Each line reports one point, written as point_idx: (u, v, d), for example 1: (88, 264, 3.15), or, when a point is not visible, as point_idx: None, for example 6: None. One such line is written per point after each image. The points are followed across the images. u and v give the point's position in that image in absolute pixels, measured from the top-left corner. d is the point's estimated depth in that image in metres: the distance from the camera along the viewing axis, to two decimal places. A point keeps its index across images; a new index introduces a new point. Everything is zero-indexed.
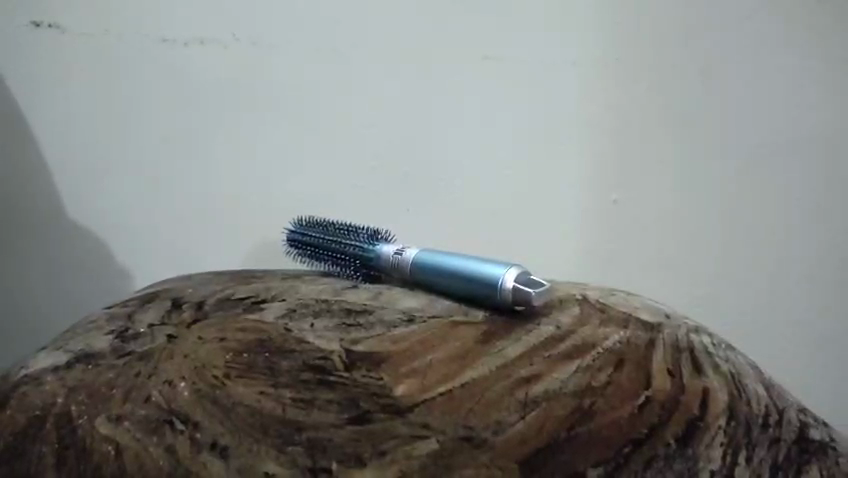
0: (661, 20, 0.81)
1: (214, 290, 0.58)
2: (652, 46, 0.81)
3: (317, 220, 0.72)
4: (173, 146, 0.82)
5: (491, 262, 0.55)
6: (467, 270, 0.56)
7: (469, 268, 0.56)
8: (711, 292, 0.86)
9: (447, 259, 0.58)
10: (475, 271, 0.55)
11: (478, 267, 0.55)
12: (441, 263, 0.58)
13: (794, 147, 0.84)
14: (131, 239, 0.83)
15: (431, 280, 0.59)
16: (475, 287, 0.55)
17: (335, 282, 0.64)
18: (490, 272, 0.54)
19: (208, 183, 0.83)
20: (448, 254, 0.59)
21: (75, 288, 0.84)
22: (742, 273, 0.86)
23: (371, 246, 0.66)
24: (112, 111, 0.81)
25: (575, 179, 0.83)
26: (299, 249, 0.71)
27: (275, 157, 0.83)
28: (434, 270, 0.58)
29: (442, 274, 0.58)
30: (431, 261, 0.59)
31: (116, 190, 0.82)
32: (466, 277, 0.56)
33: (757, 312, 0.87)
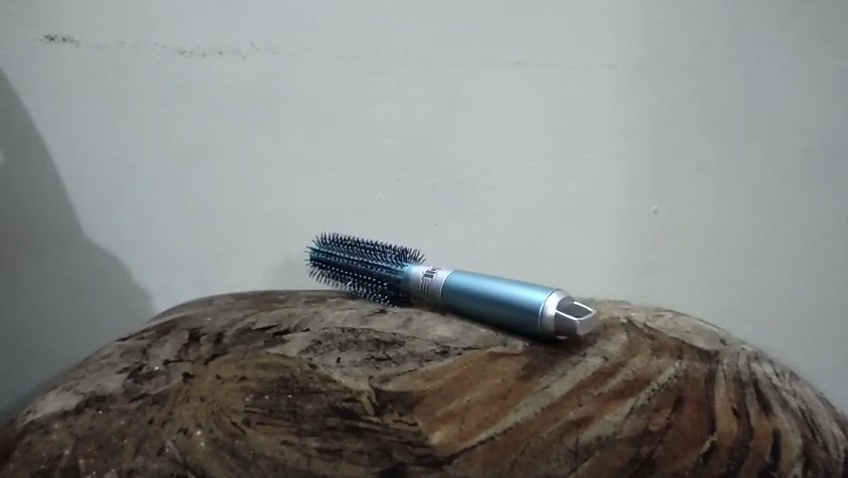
0: (704, 17, 0.76)
1: (234, 318, 0.55)
2: (695, 45, 0.76)
3: (342, 238, 0.69)
4: (191, 161, 0.79)
5: (531, 287, 0.51)
6: (505, 295, 0.51)
7: (507, 293, 0.51)
8: (758, 307, 0.81)
9: (482, 283, 0.54)
10: (513, 297, 0.51)
11: (517, 292, 0.51)
12: (476, 288, 0.54)
13: None
14: (150, 259, 0.81)
15: (465, 306, 0.55)
16: (514, 315, 0.50)
17: (362, 307, 0.60)
18: (530, 299, 0.50)
19: (227, 199, 0.80)
20: (484, 278, 0.55)
21: (94, 309, 0.81)
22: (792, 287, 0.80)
23: (400, 267, 0.62)
24: (129, 127, 0.78)
25: (612, 189, 0.79)
26: (323, 269, 0.67)
27: (296, 171, 0.79)
28: (469, 295, 0.54)
29: (478, 299, 0.53)
30: (465, 285, 0.55)
31: (134, 208, 0.80)
32: (504, 304, 0.51)
33: (809, 329, 0.81)
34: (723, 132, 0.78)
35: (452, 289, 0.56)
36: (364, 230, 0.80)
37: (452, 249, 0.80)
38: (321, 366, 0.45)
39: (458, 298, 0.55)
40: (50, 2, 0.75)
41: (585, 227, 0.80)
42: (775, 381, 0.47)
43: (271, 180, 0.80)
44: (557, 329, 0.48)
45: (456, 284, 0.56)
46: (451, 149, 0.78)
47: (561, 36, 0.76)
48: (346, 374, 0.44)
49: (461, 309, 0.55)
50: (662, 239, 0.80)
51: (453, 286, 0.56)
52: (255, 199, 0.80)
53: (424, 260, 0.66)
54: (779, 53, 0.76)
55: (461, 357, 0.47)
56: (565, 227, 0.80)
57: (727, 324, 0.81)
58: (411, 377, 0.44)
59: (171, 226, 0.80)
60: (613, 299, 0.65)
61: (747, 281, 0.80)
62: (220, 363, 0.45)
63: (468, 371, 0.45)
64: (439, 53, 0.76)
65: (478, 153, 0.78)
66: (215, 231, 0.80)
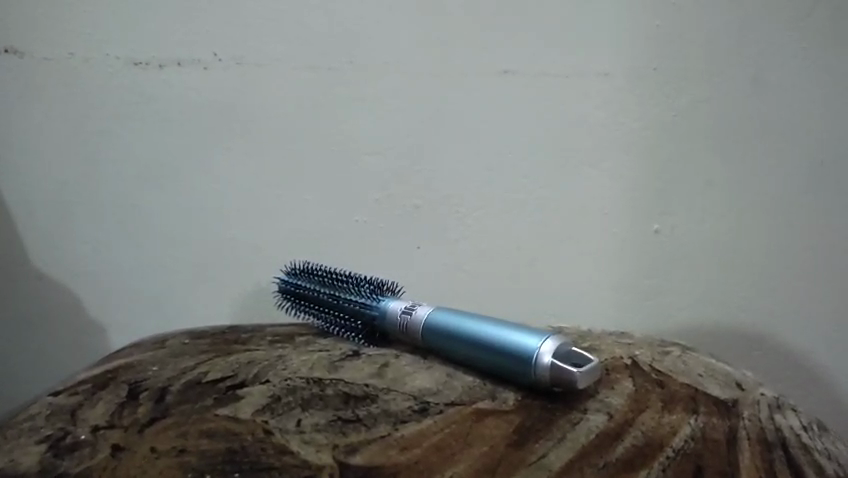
0: (706, 21, 0.70)
1: (184, 367, 0.48)
2: (696, 52, 0.70)
3: (312, 266, 0.62)
4: (149, 182, 0.72)
5: (524, 330, 0.44)
6: (495, 339, 0.45)
7: (497, 337, 0.45)
8: (766, 332, 0.75)
9: (468, 323, 0.47)
10: (503, 341, 0.44)
11: (507, 336, 0.44)
12: (462, 329, 0.47)
13: None
14: (106, 289, 0.74)
15: (449, 349, 0.48)
16: (505, 363, 0.44)
17: (333, 348, 0.54)
18: (522, 344, 0.43)
19: (189, 223, 0.73)
20: (470, 317, 0.48)
21: (43, 344, 0.74)
22: (802, 313, 0.75)
23: (376, 302, 0.55)
24: (78, 145, 0.71)
25: (609, 208, 0.72)
26: (291, 302, 0.60)
27: (265, 192, 0.72)
28: (454, 337, 0.47)
29: (464, 343, 0.47)
30: (449, 325, 0.48)
31: (86, 233, 0.73)
32: (493, 349, 0.45)
33: (820, 358, 0.76)
34: (728, 145, 0.72)
35: (435, 329, 0.49)
36: (340, 255, 0.73)
37: (436, 275, 0.74)
38: (277, 433, 0.38)
39: (442, 340, 0.48)
40: None
41: (581, 249, 0.73)
42: (805, 439, 0.41)
43: (238, 201, 0.73)
44: (553, 380, 0.42)
45: (439, 324, 0.49)
46: (434, 166, 0.72)
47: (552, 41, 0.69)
48: (305, 443, 0.37)
49: (445, 353, 0.48)
50: (664, 259, 0.73)
51: (436, 326, 0.49)
52: (220, 222, 0.73)
53: (403, 291, 0.59)
54: (787, 60, 0.70)
55: (442, 416, 0.40)
56: (559, 249, 0.74)
57: (735, 352, 0.75)
58: (383, 447, 0.37)
59: (128, 252, 0.73)
60: (609, 331, 0.60)
61: (753, 305, 0.75)
62: (158, 432, 0.39)
63: (449, 437, 0.38)
64: (419, 62, 0.70)
65: (463, 170, 0.72)
66: (177, 259, 0.73)
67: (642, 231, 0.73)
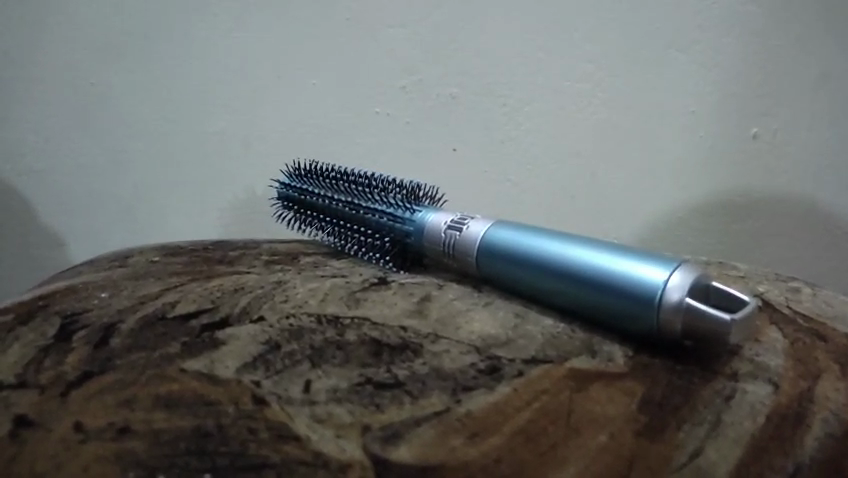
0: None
1: (142, 296, 0.34)
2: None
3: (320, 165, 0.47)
4: (112, 62, 0.58)
5: (637, 254, 0.30)
6: (593, 268, 0.30)
7: (596, 265, 0.30)
8: None
9: (549, 244, 0.33)
10: (607, 271, 0.30)
11: (613, 264, 0.30)
12: (541, 253, 0.33)
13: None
14: (66, 194, 0.60)
15: (522, 281, 0.34)
16: (610, 303, 0.30)
17: (351, 274, 0.40)
18: (636, 276, 0.29)
19: (167, 113, 0.58)
20: (554, 235, 0.33)
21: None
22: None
23: (411, 215, 0.40)
24: (22, 15, 0.57)
25: (701, 105, 0.55)
26: (296, 213, 0.46)
27: (261, 75, 0.57)
28: (529, 264, 0.33)
29: (545, 272, 0.32)
30: (521, 247, 0.34)
31: (38, 125, 0.59)
32: (590, 282, 0.30)
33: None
34: None
35: (500, 252, 0.35)
36: (353, 156, 0.58)
37: (474, 184, 0.59)
38: (275, 404, 0.26)
39: (511, 267, 0.34)
40: None
41: (659, 155, 0.57)
42: None
43: (226, 85, 0.58)
44: (686, 332, 0.27)
45: (505, 246, 0.35)
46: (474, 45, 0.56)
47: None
48: (317, 423, 0.26)
49: (516, 286, 0.34)
50: (764, 166, 0.55)
51: (501, 248, 0.35)
52: (205, 113, 0.58)
53: (444, 200, 0.44)
54: None
55: (522, 380, 0.27)
56: (633, 151, 0.57)
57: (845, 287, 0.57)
58: (443, 433, 0.25)
59: (90, 150, 0.59)
60: (708, 261, 0.45)
61: None
62: (92, 396, 0.27)
63: (534, 416, 0.26)
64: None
65: (512, 52, 0.56)
66: (152, 159, 0.59)
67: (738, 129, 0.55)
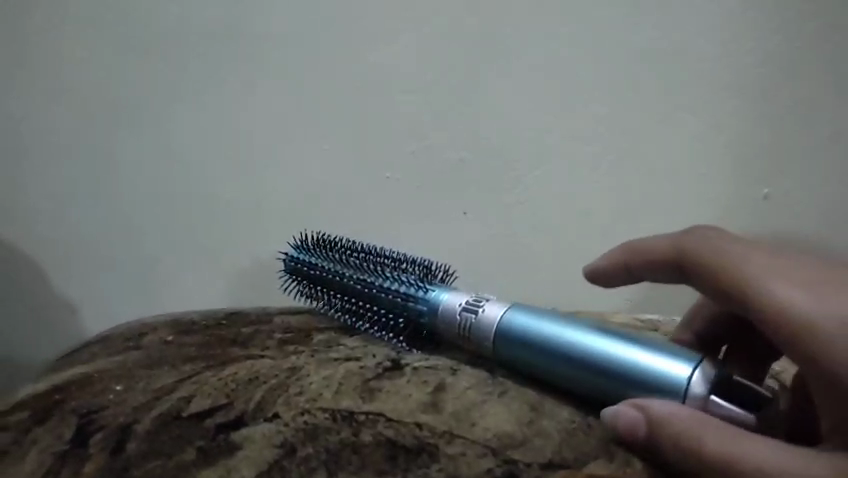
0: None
1: (158, 390, 0.35)
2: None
3: (328, 239, 0.47)
4: (128, 132, 0.59)
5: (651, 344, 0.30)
6: (612, 360, 0.31)
7: (615, 357, 0.31)
8: None
9: (564, 332, 0.33)
10: (627, 363, 0.30)
11: (631, 356, 0.30)
12: (556, 342, 0.33)
13: None
14: (82, 262, 0.61)
15: (536, 368, 0.34)
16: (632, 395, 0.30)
17: (365, 357, 0.39)
18: (658, 369, 0.29)
19: (181, 179, 0.59)
20: (562, 320, 0.34)
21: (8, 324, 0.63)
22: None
23: (424, 295, 0.40)
24: (36, 89, 0.59)
25: (708, 166, 0.55)
26: (303, 285, 0.45)
27: (270, 139, 0.58)
28: (545, 353, 0.33)
29: (562, 362, 0.32)
30: (535, 334, 0.34)
31: (57, 196, 0.60)
32: (611, 376, 0.31)
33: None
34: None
35: (512, 338, 0.35)
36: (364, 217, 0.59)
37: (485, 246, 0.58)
38: None
39: (526, 354, 0.34)
40: None
41: (672, 218, 0.56)
42: None
43: (238, 151, 0.58)
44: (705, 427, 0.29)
45: (520, 333, 0.34)
46: (480, 108, 0.56)
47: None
48: None
49: (528, 371, 0.34)
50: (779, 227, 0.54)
51: (515, 335, 0.34)
52: (216, 178, 0.59)
53: (453, 276, 0.45)
54: None
55: None
56: (645, 214, 0.57)
57: None
58: None
59: (107, 218, 0.60)
60: None
61: None
62: None
63: None
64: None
65: (517, 115, 0.56)
66: (163, 224, 0.60)
67: (750, 190, 0.55)
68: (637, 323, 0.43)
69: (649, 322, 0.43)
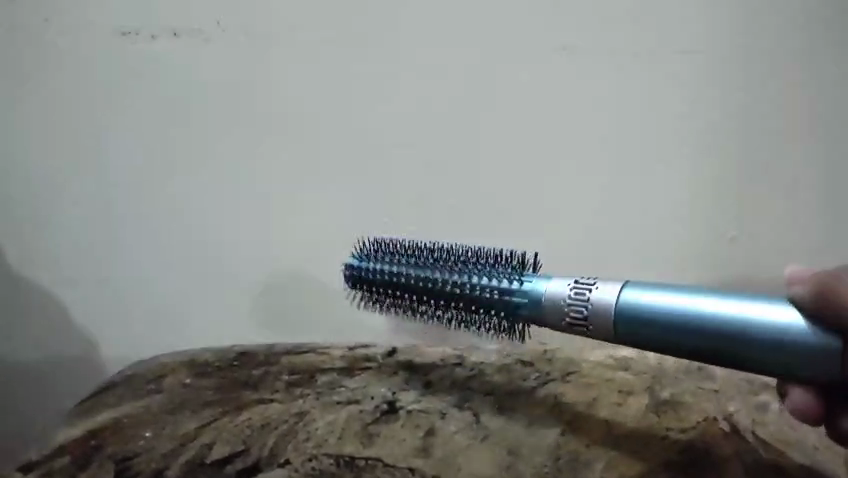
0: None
1: (182, 436, 0.43)
2: (793, 18, 0.58)
3: (399, 245, 0.46)
4: (139, 177, 0.61)
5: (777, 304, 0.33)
6: (756, 330, 0.33)
7: (754, 324, 0.33)
8: None
9: (684, 304, 0.35)
10: (767, 331, 0.33)
11: (772, 323, 0.33)
12: (683, 316, 0.35)
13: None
14: (88, 299, 0.63)
15: (677, 341, 0.35)
16: (780, 360, 0.33)
17: (366, 400, 0.45)
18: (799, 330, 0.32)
19: (189, 220, 0.62)
20: (685, 291, 0.36)
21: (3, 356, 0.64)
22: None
23: (520, 288, 0.40)
24: (52, 126, 0.60)
25: (683, 214, 0.61)
26: (367, 293, 0.46)
27: (277, 187, 0.61)
28: (674, 327, 0.35)
29: (692, 334, 0.34)
30: (660, 311, 0.35)
31: (68, 237, 0.62)
32: (739, 335, 0.33)
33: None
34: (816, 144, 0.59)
35: (650, 315, 0.36)
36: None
37: None
38: None
39: (652, 332, 0.36)
40: None
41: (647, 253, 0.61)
42: None
43: (244, 194, 0.61)
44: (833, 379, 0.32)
45: (643, 311, 0.36)
46: (476, 157, 0.60)
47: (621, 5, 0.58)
48: None
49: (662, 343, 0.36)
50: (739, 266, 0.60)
51: (638, 316, 0.36)
52: (224, 221, 0.61)
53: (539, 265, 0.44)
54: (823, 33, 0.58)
55: None
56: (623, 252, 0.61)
57: None
58: None
59: (117, 257, 0.62)
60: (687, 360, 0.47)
61: None
62: None
63: None
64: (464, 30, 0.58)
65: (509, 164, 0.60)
66: (171, 264, 0.62)
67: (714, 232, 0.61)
68: (612, 361, 0.47)
69: (622, 361, 0.47)
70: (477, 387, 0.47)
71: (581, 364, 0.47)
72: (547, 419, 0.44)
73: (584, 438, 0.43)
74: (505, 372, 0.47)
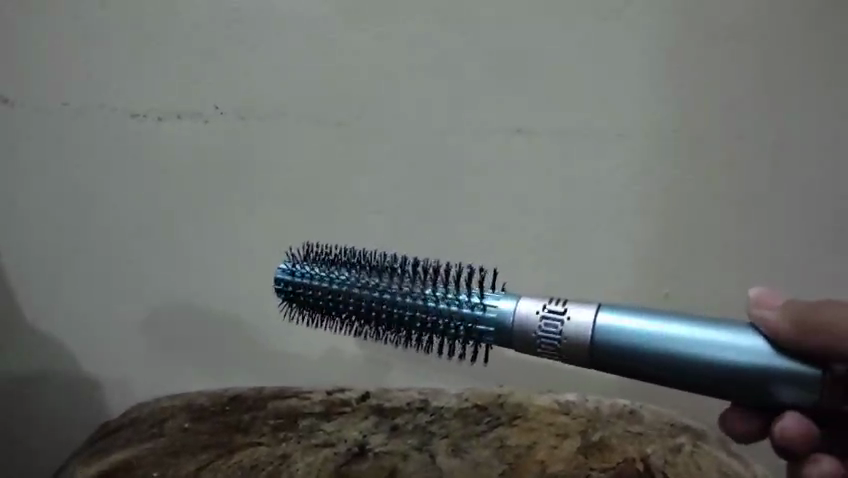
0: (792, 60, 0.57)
1: (185, 476, 0.51)
2: (761, 91, 0.58)
3: (351, 258, 0.43)
4: (145, 238, 0.69)
5: (734, 328, 0.35)
6: (716, 356, 0.34)
7: (716, 350, 0.34)
8: None
9: (659, 330, 0.35)
10: (725, 357, 0.34)
11: (729, 350, 0.34)
12: (657, 342, 0.35)
13: (821, 212, 0.60)
14: (100, 344, 0.72)
15: (651, 367, 0.35)
16: (733, 385, 0.34)
17: (339, 442, 0.53)
18: (750, 356, 0.34)
19: (188, 275, 0.69)
20: (659, 316, 0.36)
21: (28, 390, 0.73)
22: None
23: (485, 309, 0.38)
24: (71, 191, 0.68)
25: (635, 274, 0.63)
26: (311, 312, 0.42)
27: (263, 250, 0.67)
28: (648, 353, 0.35)
29: (666, 362, 0.35)
30: (632, 336, 0.35)
31: (83, 289, 0.71)
32: (706, 359, 0.34)
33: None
34: (775, 214, 0.61)
35: (627, 342, 0.35)
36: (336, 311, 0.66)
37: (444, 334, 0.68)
38: None
39: (628, 359, 0.35)
40: None
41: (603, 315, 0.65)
42: None
43: (236, 255, 0.68)
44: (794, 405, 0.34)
45: (620, 337, 0.35)
46: (445, 222, 0.65)
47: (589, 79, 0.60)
48: None
49: (640, 370, 0.35)
50: None
51: (615, 342, 0.35)
52: (217, 278, 0.69)
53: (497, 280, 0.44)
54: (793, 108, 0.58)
55: None
56: None
57: None
58: None
59: (125, 308, 0.71)
60: (624, 408, 0.56)
61: None
62: None
63: None
64: (437, 106, 0.62)
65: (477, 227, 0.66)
66: (170, 314, 0.70)
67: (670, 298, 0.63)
68: (555, 405, 0.56)
69: (564, 405, 0.56)
70: (436, 430, 0.55)
71: (527, 409, 0.56)
72: (492, 461, 0.53)
73: (519, 476, 0.52)
74: (461, 416, 0.56)
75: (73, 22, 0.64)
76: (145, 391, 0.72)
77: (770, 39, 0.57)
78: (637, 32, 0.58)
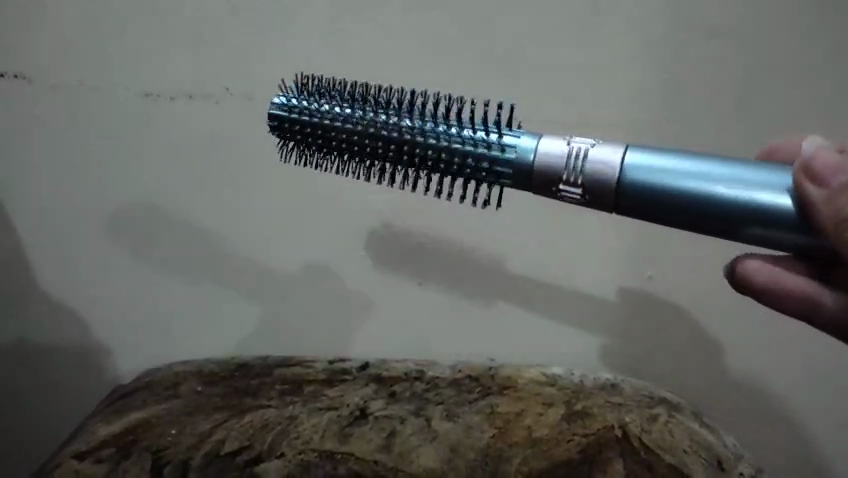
0: (777, 63, 0.60)
1: (200, 434, 0.57)
2: (744, 85, 0.61)
3: (376, 97, 0.45)
4: (156, 211, 0.72)
5: (759, 169, 0.37)
6: (742, 194, 0.36)
7: (742, 189, 0.37)
8: (769, 394, 0.69)
9: (691, 177, 0.37)
10: (754, 199, 0.36)
11: (750, 192, 0.36)
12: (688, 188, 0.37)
13: None
14: (110, 311, 0.76)
15: (677, 211, 0.37)
16: (760, 224, 0.36)
17: (342, 406, 0.59)
18: (776, 193, 0.36)
19: (197, 247, 0.73)
20: (691, 164, 0.38)
21: (42, 353, 0.77)
22: (828, 391, 0.68)
23: (504, 145, 0.40)
24: (87, 168, 0.72)
25: (620, 255, 0.67)
26: (330, 150, 0.45)
27: (269, 227, 0.71)
28: (679, 199, 0.37)
29: (696, 207, 0.37)
30: (665, 183, 0.38)
31: (94, 259, 0.74)
32: (736, 205, 0.36)
33: (833, 453, 0.70)
34: None
35: (655, 184, 0.38)
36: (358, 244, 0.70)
37: (438, 306, 0.71)
38: None
39: (659, 203, 0.38)
40: (8, 39, 0.68)
41: (588, 291, 0.68)
42: None
43: (243, 232, 0.71)
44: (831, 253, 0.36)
45: (650, 182, 0.38)
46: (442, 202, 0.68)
47: (584, 72, 0.62)
48: None
49: (668, 212, 0.38)
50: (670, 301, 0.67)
51: (646, 183, 0.38)
52: (223, 251, 0.72)
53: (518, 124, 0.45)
54: (773, 101, 0.61)
55: None
56: (565, 287, 0.68)
57: (731, 407, 0.69)
58: None
59: (136, 278, 0.74)
60: (606, 381, 0.59)
61: (764, 372, 0.68)
62: None
63: None
64: (438, 95, 0.65)
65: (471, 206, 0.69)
66: (179, 286, 0.74)
67: (652, 277, 0.67)
68: (543, 377, 0.60)
69: (551, 377, 0.59)
70: (432, 398, 0.59)
71: (517, 381, 0.59)
72: (484, 425, 0.58)
73: (507, 439, 0.58)
74: (456, 385, 0.60)
75: (91, 5, 0.67)
76: (153, 355, 0.76)
77: (752, 35, 0.60)
78: (626, 26, 0.61)
